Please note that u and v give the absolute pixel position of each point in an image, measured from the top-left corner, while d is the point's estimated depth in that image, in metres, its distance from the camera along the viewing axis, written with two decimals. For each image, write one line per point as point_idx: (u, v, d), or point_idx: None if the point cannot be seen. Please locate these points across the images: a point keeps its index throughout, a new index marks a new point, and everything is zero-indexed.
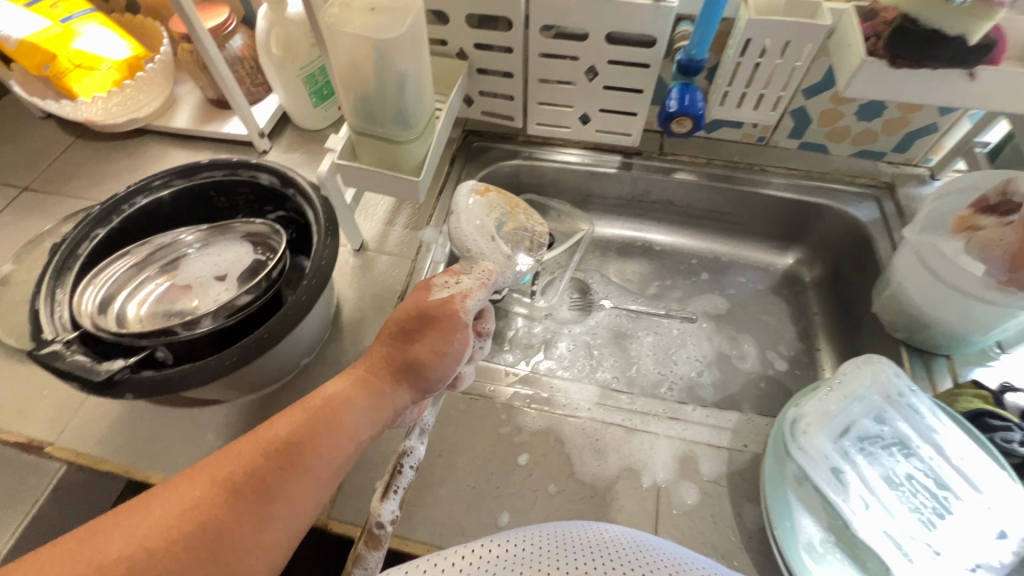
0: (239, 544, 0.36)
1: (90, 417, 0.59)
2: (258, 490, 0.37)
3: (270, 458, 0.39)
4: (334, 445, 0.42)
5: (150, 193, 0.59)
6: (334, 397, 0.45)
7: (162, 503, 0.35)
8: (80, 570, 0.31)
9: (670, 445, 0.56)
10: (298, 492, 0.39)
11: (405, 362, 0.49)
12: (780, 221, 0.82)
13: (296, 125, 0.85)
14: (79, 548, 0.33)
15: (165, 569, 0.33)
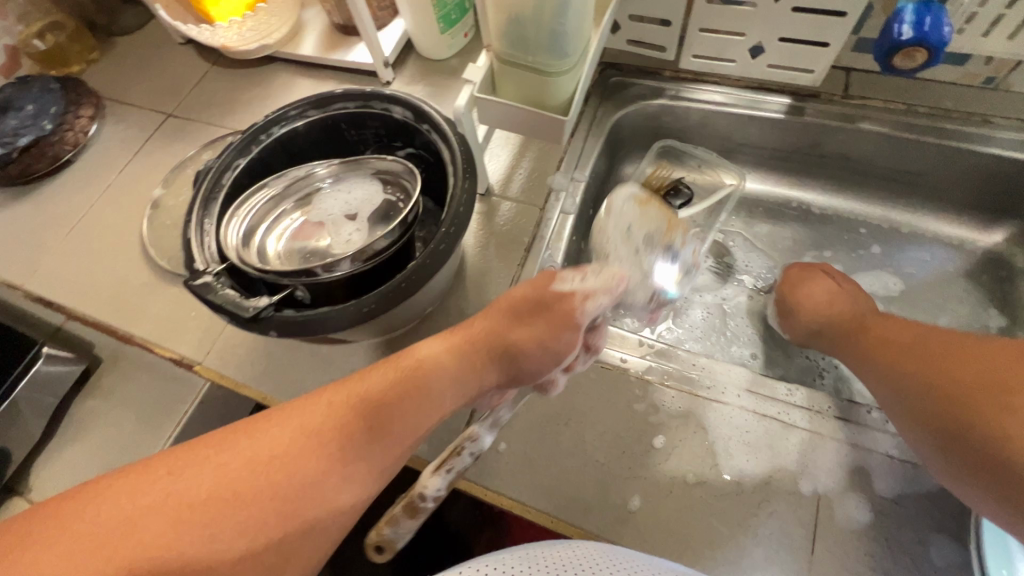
0: (320, 493, 0.36)
1: (231, 342, 0.62)
2: (343, 445, 0.38)
3: (360, 412, 0.39)
4: (424, 412, 0.41)
5: (286, 124, 0.57)
6: (428, 364, 0.43)
7: (258, 438, 0.37)
8: (173, 492, 0.33)
9: (839, 452, 0.49)
10: (380, 454, 0.39)
11: (501, 348, 0.46)
12: (994, 189, 0.65)
13: (419, 54, 0.80)
14: (174, 469, 0.35)
15: (249, 508, 0.34)
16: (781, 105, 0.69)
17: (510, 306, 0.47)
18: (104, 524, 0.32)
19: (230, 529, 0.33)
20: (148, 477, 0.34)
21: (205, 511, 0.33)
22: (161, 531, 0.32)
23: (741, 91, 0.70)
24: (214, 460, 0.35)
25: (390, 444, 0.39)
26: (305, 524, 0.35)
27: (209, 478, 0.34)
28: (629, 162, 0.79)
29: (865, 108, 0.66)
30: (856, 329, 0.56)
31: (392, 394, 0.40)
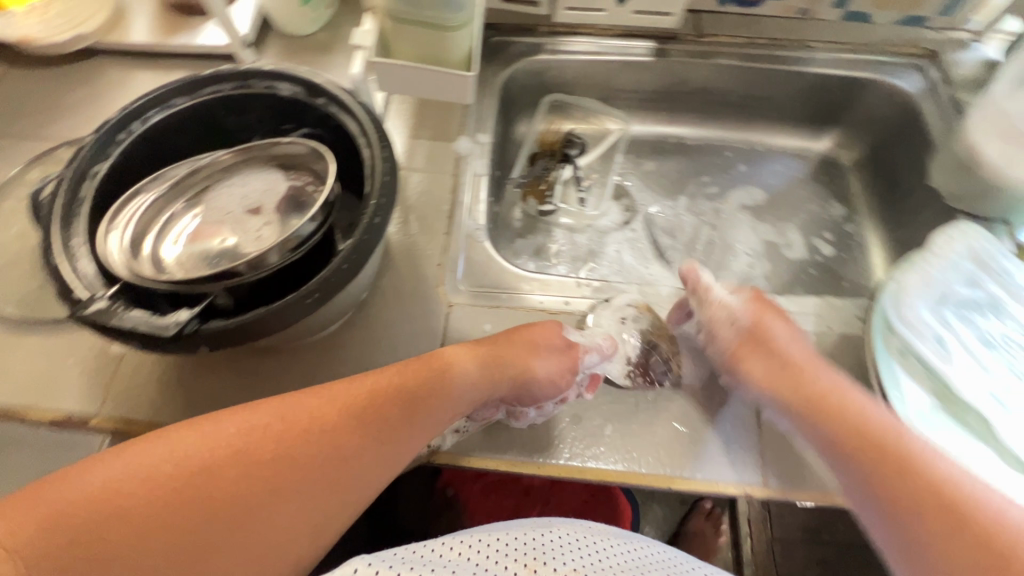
0: (346, 468, 0.41)
1: (133, 382, 0.53)
2: (371, 429, 0.43)
3: (387, 399, 0.44)
4: (441, 412, 0.47)
5: (150, 118, 0.49)
6: (451, 364, 0.48)
7: (302, 405, 0.42)
8: (230, 444, 0.38)
9: (759, 336, 0.56)
10: (403, 443, 0.44)
11: (515, 369, 0.51)
12: (820, 102, 0.78)
13: (280, 31, 0.72)
14: (228, 425, 0.39)
15: (296, 468, 0.39)
16: (648, 49, 0.75)
17: (528, 340, 0.53)
18: (146, 469, 0.36)
19: (262, 492, 0.38)
20: (190, 433, 0.39)
21: (243, 470, 0.38)
22: (204, 484, 0.37)
23: (611, 40, 0.75)
24: (252, 425, 0.40)
25: (411, 432, 0.45)
26: (331, 496, 0.40)
27: (247, 442, 0.39)
28: (522, 120, 0.80)
29: (716, 43, 0.75)
30: (856, 437, 0.44)
31: (421, 388, 0.46)
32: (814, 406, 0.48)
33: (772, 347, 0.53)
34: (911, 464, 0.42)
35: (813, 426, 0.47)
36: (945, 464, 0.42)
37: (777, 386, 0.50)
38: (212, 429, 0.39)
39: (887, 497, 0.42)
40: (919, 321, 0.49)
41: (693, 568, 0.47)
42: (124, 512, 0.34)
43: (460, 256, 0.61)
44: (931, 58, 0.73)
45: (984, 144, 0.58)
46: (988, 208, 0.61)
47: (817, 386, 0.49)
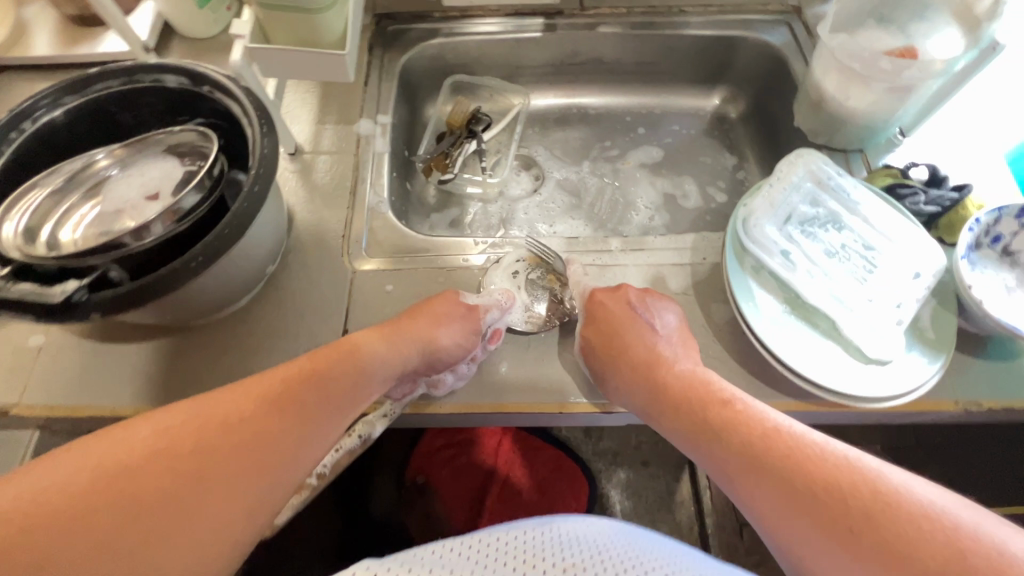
0: (272, 450, 0.41)
1: (52, 370, 0.56)
2: (290, 414, 0.43)
3: (301, 383, 0.45)
4: (354, 388, 0.47)
5: (39, 118, 0.52)
6: (356, 346, 0.49)
7: (214, 400, 0.41)
8: (138, 450, 0.37)
9: (641, 271, 0.61)
10: (325, 419, 0.45)
11: (421, 341, 0.52)
12: (703, 62, 0.84)
13: (183, 35, 0.76)
14: (131, 432, 0.38)
15: (218, 458, 0.38)
16: (538, 25, 0.80)
17: (432, 314, 0.54)
18: (55, 485, 0.34)
19: (183, 488, 0.36)
20: (101, 441, 0.37)
21: (159, 467, 0.36)
22: (126, 484, 0.35)
23: (505, 18, 0.81)
24: (169, 425, 0.39)
25: (330, 412, 0.45)
26: (259, 483, 0.40)
27: (165, 442, 0.37)
28: (429, 103, 0.86)
29: (599, 16, 0.81)
30: (708, 425, 0.45)
31: (332, 369, 0.47)
32: (671, 400, 0.48)
33: (629, 345, 0.53)
34: (751, 437, 0.42)
35: (674, 422, 0.48)
36: (782, 427, 0.43)
37: (639, 386, 0.51)
38: (126, 432, 0.37)
39: (739, 472, 0.42)
40: (766, 237, 0.56)
41: (681, 554, 0.46)
42: (39, 527, 0.32)
43: (364, 228, 0.65)
44: (796, 13, 0.80)
45: (825, 79, 0.64)
46: (844, 140, 0.67)
47: (669, 378, 0.49)
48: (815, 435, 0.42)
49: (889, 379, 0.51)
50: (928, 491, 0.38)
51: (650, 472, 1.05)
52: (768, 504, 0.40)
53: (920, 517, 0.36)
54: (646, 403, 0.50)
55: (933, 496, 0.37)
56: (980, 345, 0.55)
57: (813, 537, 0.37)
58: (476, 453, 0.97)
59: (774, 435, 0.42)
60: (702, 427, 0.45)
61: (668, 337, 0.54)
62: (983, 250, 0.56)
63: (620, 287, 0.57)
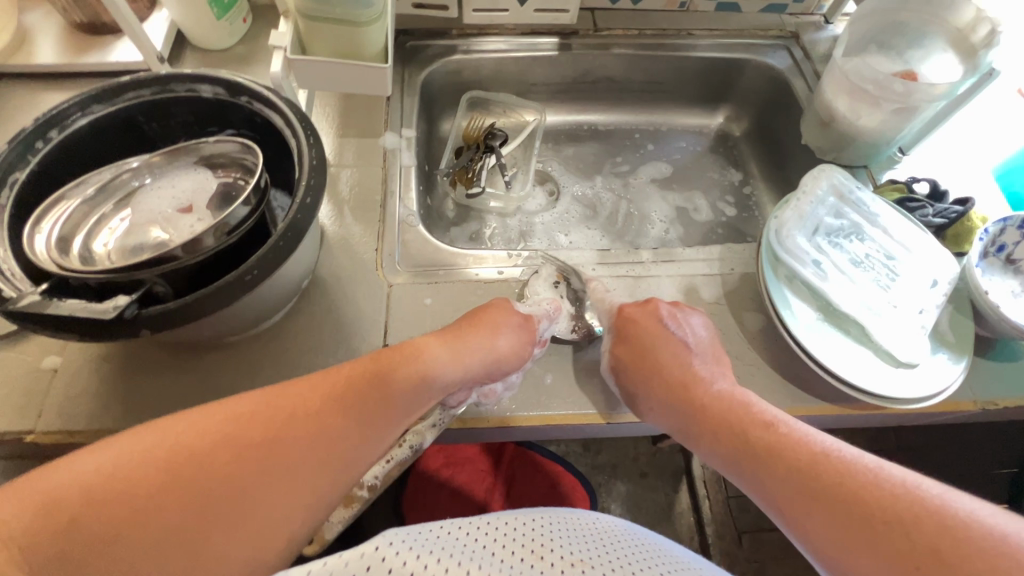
0: (336, 448, 0.40)
1: (70, 394, 0.52)
2: (351, 412, 0.42)
3: (363, 387, 0.43)
4: (413, 397, 0.45)
5: (68, 126, 0.49)
6: (419, 353, 0.47)
7: (286, 391, 0.41)
8: (212, 432, 0.37)
9: (673, 282, 0.62)
10: (388, 428, 0.44)
11: (482, 352, 0.50)
12: (708, 82, 0.88)
13: (196, 46, 0.74)
14: (212, 413, 0.38)
15: (281, 450, 0.38)
16: (553, 44, 0.82)
17: (490, 321, 0.53)
18: (133, 457, 0.35)
19: (247, 478, 0.37)
20: (176, 422, 0.37)
21: (228, 450, 0.37)
22: (198, 464, 0.36)
23: (517, 38, 0.82)
24: (240, 412, 0.39)
25: (390, 417, 0.44)
26: (318, 479, 0.39)
27: (237, 430, 0.38)
28: (446, 119, 0.87)
29: (612, 37, 0.83)
30: (751, 450, 0.45)
31: (394, 377, 0.45)
32: (711, 424, 0.48)
33: (664, 366, 0.53)
34: (799, 462, 0.42)
35: (717, 446, 0.47)
36: (831, 451, 0.42)
37: (679, 409, 0.50)
38: (201, 416, 0.38)
39: (789, 499, 0.41)
40: (798, 248, 0.59)
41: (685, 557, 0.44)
42: (115, 495, 0.33)
43: (396, 241, 0.64)
44: (794, 38, 0.85)
45: (835, 99, 0.68)
46: (851, 157, 0.71)
47: (709, 400, 0.49)
48: (867, 459, 0.41)
49: (917, 381, 0.53)
50: (985, 511, 0.37)
51: (648, 483, 1.06)
52: (820, 531, 0.39)
53: (974, 535, 0.35)
54: (686, 427, 0.50)
55: (989, 514, 0.36)
56: (990, 347, 0.59)
57: (872, 564, 0.36)
58: (472, 472, 0.92)
59: (822, 458, 0.41)
60: (745, 450, 0.45)
61: (701, 356, 0.54)
62: (989, 258, 0.60)
63: (649, 300, 0.57)
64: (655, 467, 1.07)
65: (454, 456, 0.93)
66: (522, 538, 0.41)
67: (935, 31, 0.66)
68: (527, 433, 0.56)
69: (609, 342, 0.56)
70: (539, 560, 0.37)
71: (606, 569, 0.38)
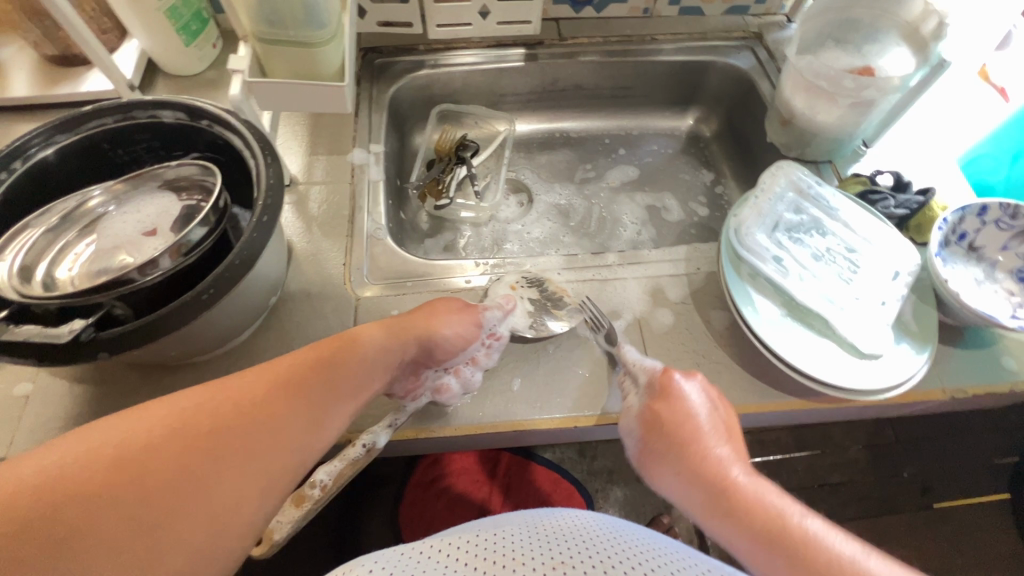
0: (283, 435, 0.40)
1: (43, 419, 0.53)
2: (299, 398, 0.42)
3: (308, 372, 0.44)
4: (353, 382, 0.46)
5: (32, 156, 0.51)
6: (358, 332, 0.48)
7: (231, 383, 0.40)
8: (157, 431, 0.35)
9: (639, 283, 0.63)
10: (330, 409, 0.44)
11: (421, 331, 0.52)
12: (675, 86, 0.89)
13: (166, 72, 0.76)
14: (154, 411, 0.36)
15: (234, 445, 0.37)
16: (520, 55, 0.84)
17: (429, 309, 0.55)
18: (81, 460, 0.32)
19: (204, 468, 0.36)
20: (122, 420, 0.35)
21: (179, 448, 0.35)
22: (150, 461, 0.34)
23: (486, 50, 0.84)
24: (191, 407, 0.37)
25: (334, 402, 0.44)
26: (272, 465, 0.39)
27: (186, 423, 0.36)
28: (417, 133, 0.88)
29: (578, 45, 0.85)
30: (784, 540, 0.40)
31: (336, 358, 0.45)
32: (739, 508, 0.43)
33: (693, 439, 0.47)
34: (837, 567, 0.38)
35: (740, 532, 0.42)
36: (864, 560, 0.38)
37: (703, 487, 0.45)
38: (146, 412, 0.36)
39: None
40: (758, 244, 0.60)
41: (686, 553, 0.43)
42: (63, 496, 0.31)
43: (364, 255, 0.65)
44: (757, 38, 0.86)
45: (794, 97, 0.69)
46: (815, 152, 0.72)
47: (740, 483, 0.44)
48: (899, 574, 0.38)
49: (882, 372, 0.53)
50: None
51: (646, 488, 1.03)
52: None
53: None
54: (704, 507, 0.45)
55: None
56: (959, 336, 0.59)
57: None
58: (464, 484, 0.88)
59: (859, 565, 0.38)
60: (780, 545, 0.40)
61: (726, 430, 0.49)
62: (951, 247, 0.60)
63: (690, 373, 0.53)
64: None
65: (448, 466, 0.90)
66: (500, 544, 0.41)
67: (888, 25, 0.67)
68: (498, 439, 0.57)
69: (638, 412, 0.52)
70: (521, 565, 0.37)
71: (548, 566, 0.37)
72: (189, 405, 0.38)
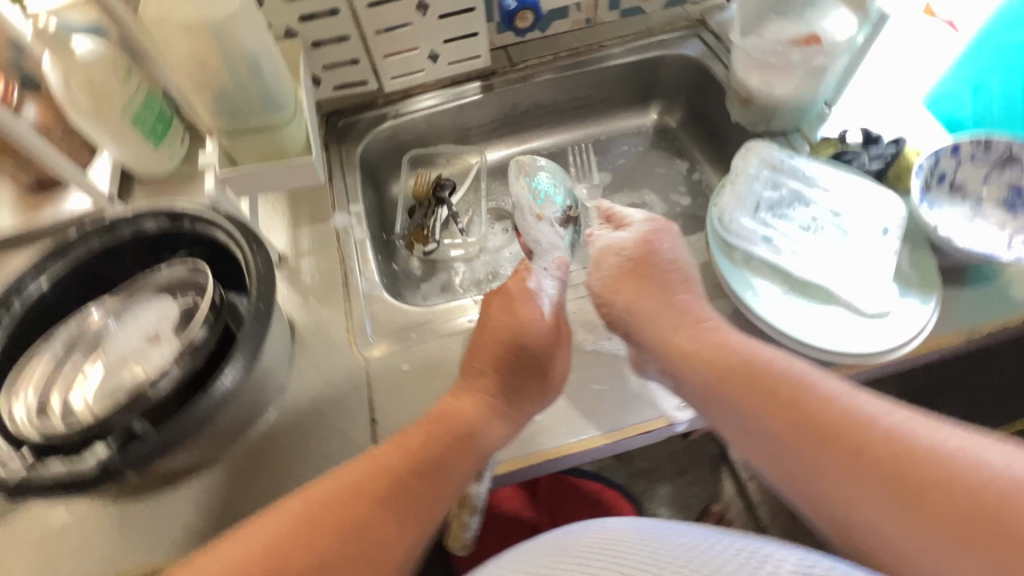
0: (395, 532, 0.42)
1: (84, 543, 0.53)
2: (401, 498, 0.43)
3: (406, 465, 0.45)
4: (464, 465, 0.47)
5: (29, 293, 0.53)
6: (447, 409, 0.50)
7: (332, 481, 0.43)
8: (276, 538, 0.39)
9: None
10: (429, 501, 0.44)
11: (526, 382, 0.53)
12: (632, 85, 0.91)
13: (141, 177, 0.77)
14: (271, 520, 0.40)
15: (345, 543, 0.40)
16: (476, 88, 0.86)
17: (504, 298, 0.57)
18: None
19: (336, 552, 0.40)
20: (239, 540, 0.39)
21: (305, 551, 0.39)
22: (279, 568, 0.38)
23: (443, 90, 0.86)
24: (293, 515, 0.41)
25: (433, 497, 0.45)
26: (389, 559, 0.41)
27: (302, 527, 0.40)
28: (393, 182, 0.90)
29: (530, 67, 0.86)
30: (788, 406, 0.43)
31: (431, 442, 0.46)
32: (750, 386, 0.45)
33: (684, 335, 0.51)
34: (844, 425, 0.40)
35: None
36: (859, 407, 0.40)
37: (704, 372, 0.48)
38: (266, 525, 0.40)
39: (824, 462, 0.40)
40: (744, 229, 0.60)
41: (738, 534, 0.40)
42: None
43: (364, 315, 0.66)
44: (702, 24, 0.87)
45: (747, 77, 0.70)
46: (779, 124, 0.73)
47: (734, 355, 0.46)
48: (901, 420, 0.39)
49: (890, 330, 0.54)
50: None
51: (689, 479, 1.02)
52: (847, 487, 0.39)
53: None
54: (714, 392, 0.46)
55: None
56: (962, 275, 0.59)
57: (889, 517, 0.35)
58: (514, 507, 0.88)
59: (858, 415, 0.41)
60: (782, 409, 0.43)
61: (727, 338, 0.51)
62: (934, 191, 0.61)
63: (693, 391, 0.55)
64: (691, 461, 1.03)
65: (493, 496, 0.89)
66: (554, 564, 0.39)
67: None
68: (532, 473, 0.56)
69: (616, 255, 0.55)
70: None
71: None
72: (297, 509, 0.41)
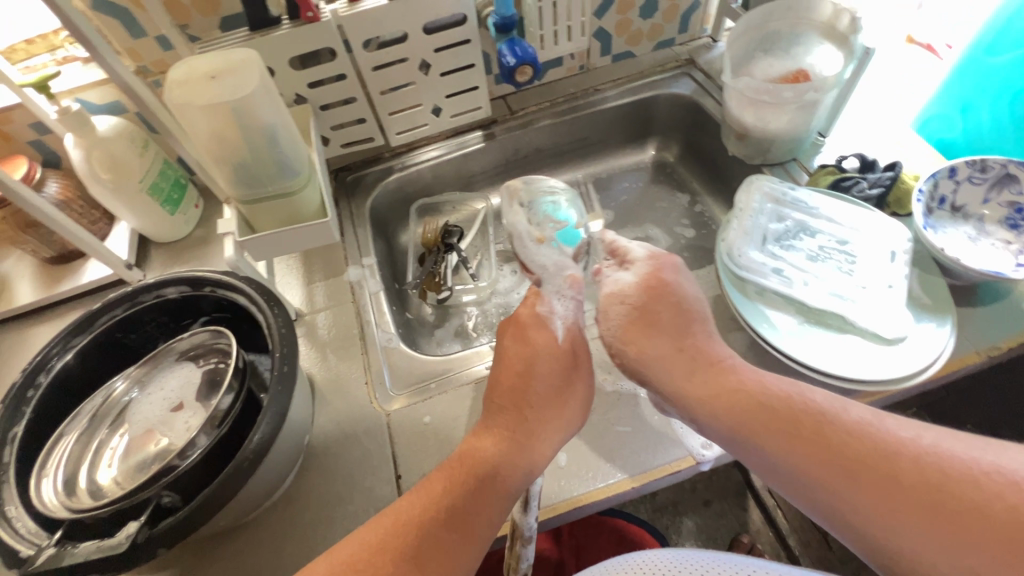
0: None
1: None
2: (429, 555, 0.42)
3: (429, 521, 0.43)
4: (494, 517, 0.46)
5: (53, 367, 0.53)
6: (469, 454, 0.49)
7: (354, 540, 0.42)
8: None
9: None
10: (464, 555, 0.43)
11: (551, 426, 0.52)
12: (628, 124, 0.93)
13: (157, 242, 0.79)
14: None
15: None
16: (479, 137, 0.89)
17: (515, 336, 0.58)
18: None
19: None
20: None
21: None
22: None
23: (446, 141, 0.88)
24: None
25: (466, 550, 0.43)
26: None
27: None
28: (402, 231, 0.92)
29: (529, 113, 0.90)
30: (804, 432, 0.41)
31: (458, 494, 0.45)
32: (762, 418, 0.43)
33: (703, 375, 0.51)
34: (862, 450, 0.38)
35: (771, 447, 0.42)
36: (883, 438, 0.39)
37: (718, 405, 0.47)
38: None
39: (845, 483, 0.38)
40: (753, 262, 0.61)
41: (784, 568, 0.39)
42: None
43: (382, 367, 0.66)
44: (691, 63, 0.91)
45: (742, 114, 0.72)
46: (776, 155, 0.75)
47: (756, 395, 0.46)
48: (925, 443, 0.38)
49: (910, 355, 0.54)
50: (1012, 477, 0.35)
51: (715, 510, 1.00)
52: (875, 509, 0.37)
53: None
54: (732, 430, 0.45)
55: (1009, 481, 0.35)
56: (973, 294, 0.59)
57: (925, 537, 0.34)
58: (540, 549, 0.85)
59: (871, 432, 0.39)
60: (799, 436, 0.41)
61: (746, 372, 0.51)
62: (936, 213, 0.62)
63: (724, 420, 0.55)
64: (715, 491, 1.01)
65: None
66: None
67: (807, 29, 0.72)
68: (563, 522, 0.55)
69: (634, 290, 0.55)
70: None
71: None
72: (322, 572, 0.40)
